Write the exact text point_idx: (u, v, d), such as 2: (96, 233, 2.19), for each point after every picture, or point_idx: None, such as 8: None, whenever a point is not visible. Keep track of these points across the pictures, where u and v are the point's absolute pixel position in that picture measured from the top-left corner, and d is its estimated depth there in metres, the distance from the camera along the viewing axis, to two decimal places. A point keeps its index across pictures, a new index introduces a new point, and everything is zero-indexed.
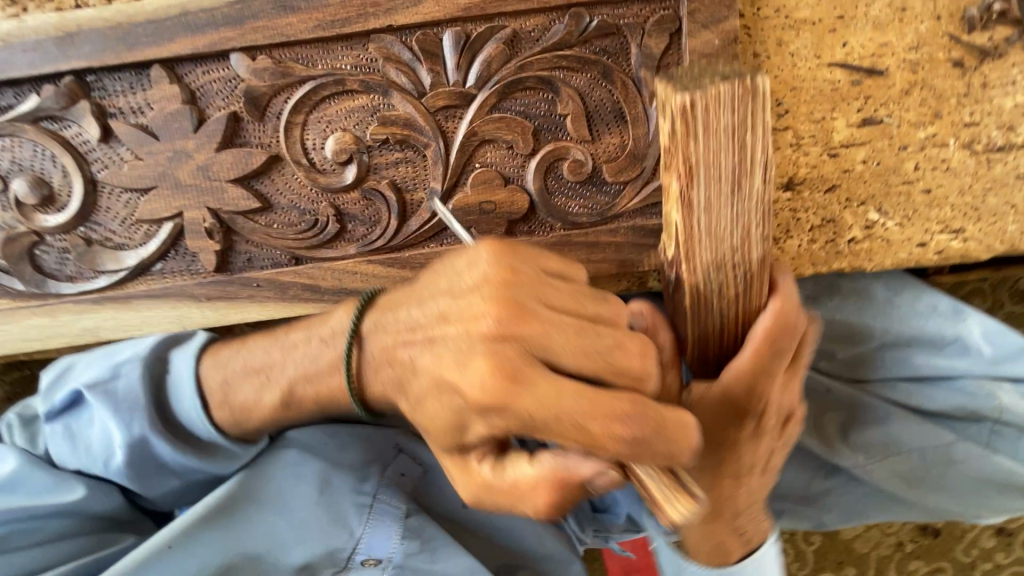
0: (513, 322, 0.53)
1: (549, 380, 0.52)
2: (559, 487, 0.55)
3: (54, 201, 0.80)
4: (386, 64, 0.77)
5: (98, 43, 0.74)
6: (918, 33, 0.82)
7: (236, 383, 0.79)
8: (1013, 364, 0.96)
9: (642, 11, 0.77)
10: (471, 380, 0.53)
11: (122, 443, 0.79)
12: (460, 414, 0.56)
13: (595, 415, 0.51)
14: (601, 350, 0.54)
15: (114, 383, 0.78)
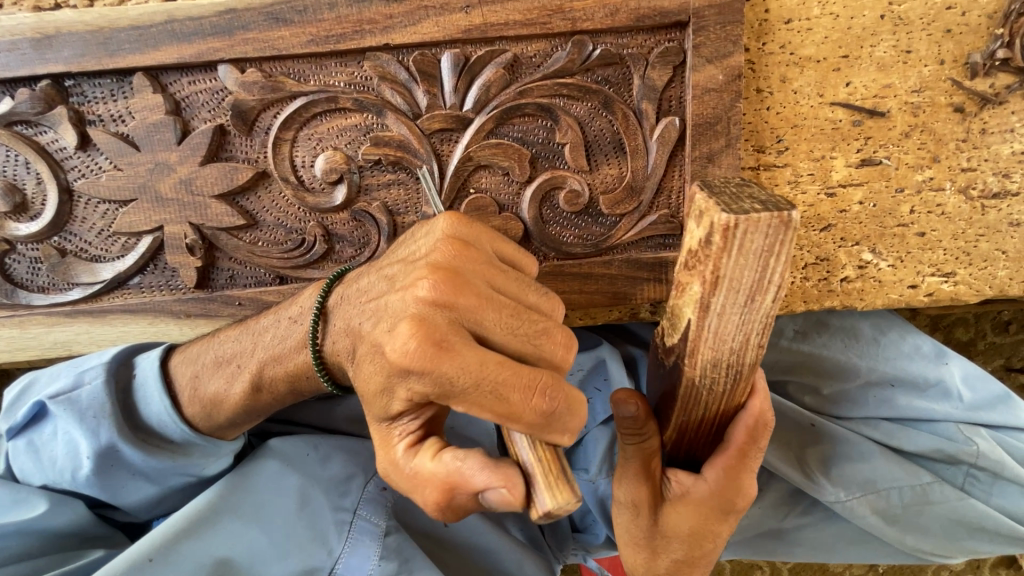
0: (495, 366, 0.51)
1: (477, 349, 0.52)
2: (450, 486, 0.53)
3: (27, 209, 0.76)
4: (381, 82, 0.74)
5: (77, 48, 0.70)
6: (921, 76, 0.82)
7: (205, 377, 0.77)
8: (988, 413, 1.00)
9: (646, 42, 0.75)
10: (396, 344, 0.53)
11: (90, 451, 0.76)
12: (388, 377, 0.55)
13: (515, 385, 0.52)
14: (528, 336, 0.55)
15: (77, 392, 0.76)
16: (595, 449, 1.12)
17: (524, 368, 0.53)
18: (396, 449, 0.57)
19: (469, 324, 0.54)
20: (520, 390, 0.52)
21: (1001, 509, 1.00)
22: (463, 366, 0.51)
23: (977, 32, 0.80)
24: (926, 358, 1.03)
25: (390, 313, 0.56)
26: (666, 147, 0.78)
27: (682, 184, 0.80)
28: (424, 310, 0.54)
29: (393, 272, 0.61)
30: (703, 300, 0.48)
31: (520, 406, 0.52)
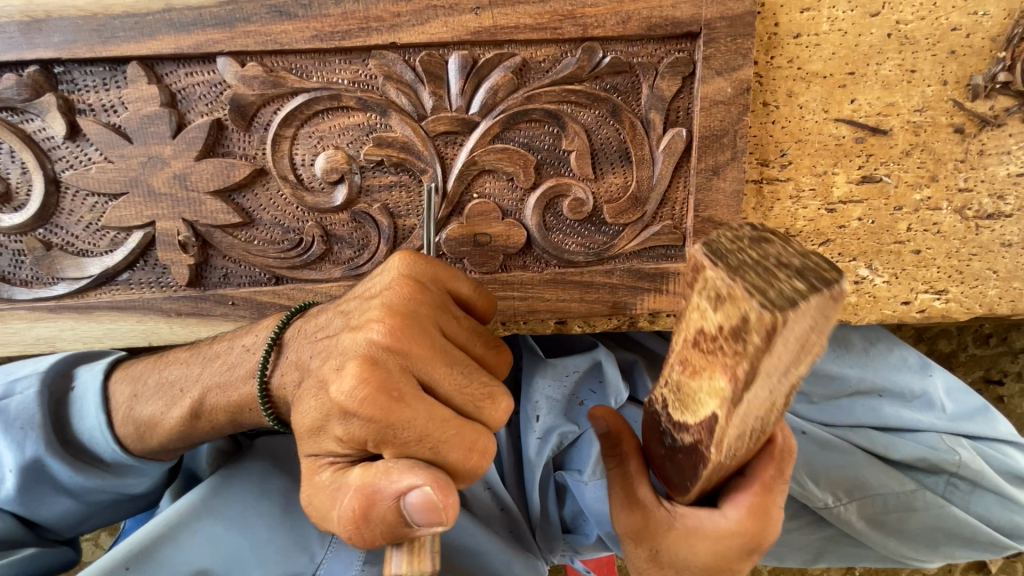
0: (437, 421, 0.54)
1: (424, 404, 0.54)
2: (361, 501, 0.52)
3: (11, 199, 0.73)
4: (386, 82, 0.72)
5: (69, 33, 0.67)
6: (924, 96, 0.82)
7: (145, 398, 0.77)
8: (968, 423, 1.04)
9: (657, 51, 0.74)
10: (343, 386, 0.53)
11: (14, 465, 0.75)
12: (326, 415, 0.56)
13: (456, 443, 0.55)
14: (474, 394, 0.58)
15: (6, 401, 0.76)
16: (588, 452, 1.12)
17: (464, 427, 0.55)
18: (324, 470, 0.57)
19: (417, 373, 0.56)
20: (459, 447, 0.54)
21: (979, 514, 1.03)
22: (410, 417, 0.53)
23: (981, 54, 0.81)
24: (911, 371, 1.07)
25: (336, 351, 0.58)
26: (672, 157, 0.77)
27: (686, 196, 0.80)
28: (376, 352, 0.55)
29: (348, 307, 0.63)
30: (733, 396, 0.48)
31: (458, 461, 0.55)
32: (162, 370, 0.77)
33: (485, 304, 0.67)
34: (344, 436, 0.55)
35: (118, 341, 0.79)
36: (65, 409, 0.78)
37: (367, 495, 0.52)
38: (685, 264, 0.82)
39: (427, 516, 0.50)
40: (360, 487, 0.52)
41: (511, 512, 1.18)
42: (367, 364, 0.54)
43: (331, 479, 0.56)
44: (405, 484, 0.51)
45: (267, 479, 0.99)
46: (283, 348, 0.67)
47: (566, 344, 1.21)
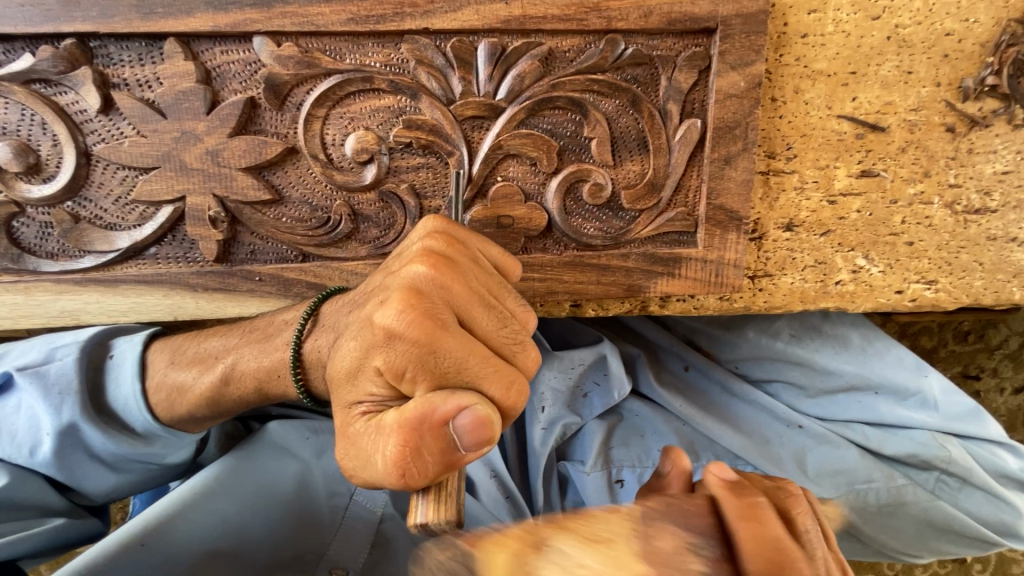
0: (474, 360, 0.58)
1: (462, 338, 0.58)
2: (411, 430, 0.55)
3: (40, 171, 0.74)
4: (418, 66, 0.75)
5: (108, 8, 0.69)
6: (919, 96, 0.88)
7: (180, 365, 0.83)
8: (962, 423, 1.07)
9: (675, 45, 0.78)
10: (389, 316, 0.58)
11: (52, 427, 0.81)
12: (367, 349, 0.60)
13: (491, 380, 0.58)
14: (508, 338, 0.61)
15: (47, 366, 0.82)
16: (590, 442, 1.16)
17: (503, 366, 0.59)
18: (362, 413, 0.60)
19: (459, 311, 0.59)
20: (499, 384, 0.58)
21: (968, 511, 1.08)
22: (455, 348, 0.57)
23: (971, 58, 0.87)
24: (907, 370, 1.09)
25: (377, 294, 0.61)
26: (688, 147, 0.81)
27: (699, 184, 0.84)
28: (420, 289, 0.59)
29: (386, 263, 0.66)
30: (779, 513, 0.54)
31: (499, 398, 0.58)
32: (200, 342, 0.84)
33: (510, 266, 0.67)
34: (385, 367, 0.58)
35: (144, 316, 0.80)
36: (100, 376, 0.84)
37: (414, 426, 0.55)
38: (696, 250, 0.86)
39: (476, 435, 0.54)
40: (404, 422, 0.55)
41: (515, 499, 1.17)
42: (416, 296, 0.58)
43: (369, 426, 0.59)
44: (454, 407, 0.55)
45: (281, 456, 1.03)
46: (326, 322, 0.70)
47: (570, 335, 1.22)
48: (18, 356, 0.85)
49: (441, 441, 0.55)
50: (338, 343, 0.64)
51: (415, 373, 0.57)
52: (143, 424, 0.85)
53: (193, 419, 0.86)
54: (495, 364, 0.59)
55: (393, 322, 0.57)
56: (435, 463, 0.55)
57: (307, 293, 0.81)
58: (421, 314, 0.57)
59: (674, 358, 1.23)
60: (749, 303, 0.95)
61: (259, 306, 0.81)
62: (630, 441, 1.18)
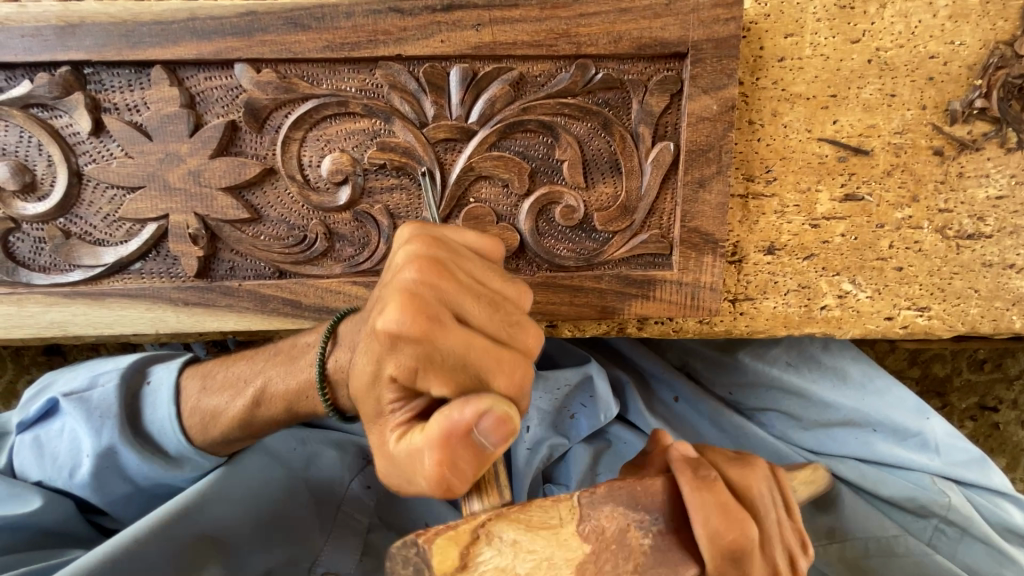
0: (479, 350, 0.56)
1: (460, 331, 0.56)
2: (444, 448, 0.53)
3: (36, 189, 0.78)
4: (392, 91, 0.77)
5: (101, 38, 0.73)
6: (904, 119, 0.86)
7: (210, 391, 0.86)
8: (965, 470, 1.02)
9: (646, 69, 0.79)
10: (388, 323, 0.56)
11: (90, 451, 0.84)
12: (377, 359, 0.58)
13: (498, 369, 0.56)
14: (503, 322, 0.59)
15: (90, 392, 0.86)
16: (576, 466, 1.15)
17: (503, 353, 0.57)
18: (391, 432, 0.59)
19: (452, 305, 0.58)
20: (503, 374, 0.56)
21: (965, 565, 1.02)
22: (453, 342, 0.55)
23: (958, 81, 0.85)
24: (909, 411, 1.05)
25: (375, 306, 0.60)
26: (660, 169, 0.81)
27: (673, 207, 0.84)
28: (411, 291, 0.57)
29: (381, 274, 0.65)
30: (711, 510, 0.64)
31: (505, 388, 0.56)
32: (228, 366, 0.87)
33: (490, 245, 0.65)
34: (396, 373, 0.57)
35: (127, 329, 0.83)
36: (137, 401, 0.88)
37: (443, 443, 0.53)
38: (671, 272, 0.85)
39: (501, 435, 0.52)
40: (432, 442, 0.53)
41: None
42: (410, 297, 0.56)
43: (402, 447, 0.57)
44: (471, 415, 0.52)
45: (270, 464, 0.99)
46: (341, 337, 0.71)
47: (560, 356, 1.21)
48: (61, 384, 0.89)
49: (472, 452, 0.53)
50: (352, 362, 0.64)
51: (431, 385, 0.57)
52: (175, 448, 0.87)
53: (227, 442, 0.88)
54: (497, 354, 0.56)
55: (394, 330, 0.56)
56: (473, 469, 0.54)
57: (283, 309, 0.83)
58: (417, 314, 0.56)
59: (664, 387, 1.21)
60: (730, 327, 0.93)
61: (236, 320, 0.83)
62: (617, 469, 1.16)
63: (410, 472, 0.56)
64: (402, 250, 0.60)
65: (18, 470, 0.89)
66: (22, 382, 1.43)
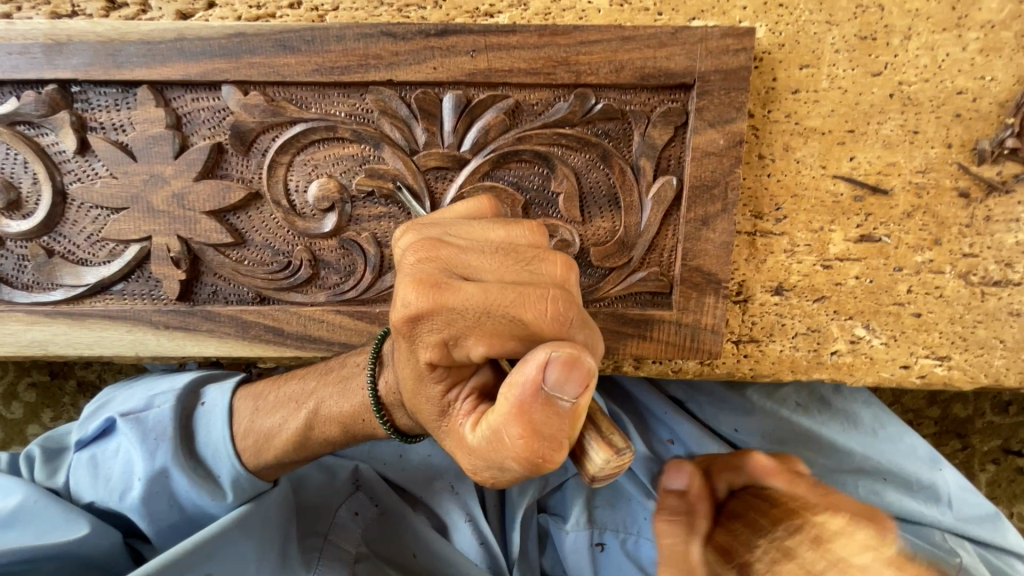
0: (497, 290, 0.49)
1: (473, 285, 0.50)
2: (524, 415, 0.47)
3: (20, 207, 0.77)
4: (381, 117, 0.74)
5: (87, 57, 0.71)
6: (927, 158, 0.80)
7: (265, 412, 0.78)
8: (978, 527, 0.95)
9: (649, 101, 0.75)
10: (401, 312, 0.51)
11: (142, 474, 0.76)
12: (411, 355, 0.54)
13: (524, 305, 0.49)
14: (518, 263, 0.52)
15: (145, 413, 0.79)
16: (575, 499, 1.06)
17: (527, 288, 0.50)
18: (465, 428, 0.54)
19: (458, 267, 0.52)
20: (531, 306, 0.49)
21: None
22: (469, 296, 0.49)
23: (987, 119, 0.79)
24: (920, 461, 0.99)
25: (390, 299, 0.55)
26: (662, 205, 0.77)
27: (674, 245, 0.79)
28: (413, 272, 0.52)
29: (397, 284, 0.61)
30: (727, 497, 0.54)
31: (540, 322, 0.49)
32: (281, 385, 0.80)
33: (482, 208, 0.61)
34: (433, 356, 0.52)
35: (106, 350, 0.81)
36: (191, 419, 0.81)
37: (519, 408, 0.47)
38: (671, 312, 0.81)
39: (574, 379, 0.45)
40: (508, 415, 0.47)
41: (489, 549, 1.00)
42: (412, 276, 0.52)
43: (481, 435, 0.52)
44: (534, 368, 0.45)
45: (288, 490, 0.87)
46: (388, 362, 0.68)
47: None
48: (121, 401, 0.83)
49: (557, 411, 0.46)
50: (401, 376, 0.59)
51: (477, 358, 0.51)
52: (229, 472, 0.79)
53: (281, 467, 0.80)
54: (522, 291, 0.49)
55: (409, 308, 0.51)
56: (564, 431, 0.48)
57: (264, 337, 0.81)
58: (422, 283, 0.51)
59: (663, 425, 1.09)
60: (732, 370, 0.88)
61: (217, 345, 0.81)
62: (617, 503, 1.08)
63: (500, 458, 0.50)
64: (399, 247, 0.57)
65: (69, 491, 0.82)
66: (23, 385, 1.45)
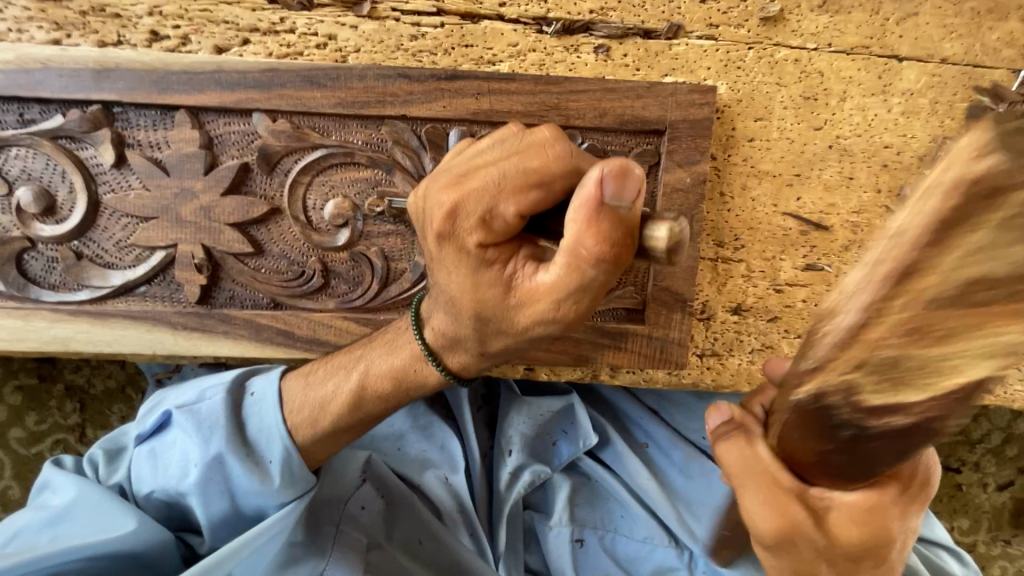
0: (504, 160, 0.59)
1: (486, 169, 0.59)
2: (592, 226, 0.54)
3: (54, 213, 0.84)
4: (395, 146, 0.84)
5: (132, 82, 0.80)
6: (861, 200, 0.94)
7: (318, 382, 0.82)
8: None
9: (628, 142, 0.87)
10: (441, 221, 0.59)
11: (198, 460, 0.81)
12: (463, 254, 0.61)
13: (529, 159, 0.59)
14: (511, 142, 0.62)
15: (198, 404, 0.85)
16: (555, 495, 1.21)
17: (524, 149, 0.60)
18: (540, 281, 0.59)
19: (467, 168, 0.61)
20: (536, 155, 0.59)
21: None
22: (487, 175, 0.59)
23: (910, 170, 0.94)
24: None
25: (420, 222, 0.63)
26: None
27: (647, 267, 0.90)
28: (434, 191, 0.61)
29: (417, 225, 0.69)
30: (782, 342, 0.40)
31: (547, 165, 0.58)
32: (331, 358, 0.84)
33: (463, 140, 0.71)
34: (484, 237, 0.59)
35: (124, 347, 0.87)
36: (241, 405, 0.85)
37: (589, 223, 0.54)
38: (643, 326, 0.91)
39: (629, 181, 0.52)
40: (580, 230, 0.55)
41: (477, 539, 1.14)
42: (438, 190, 0.60)
43: (557, 271, 0.58)
44: (593, 184, 0.53)
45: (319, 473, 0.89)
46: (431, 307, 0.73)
47: (540, 388, 1.27)
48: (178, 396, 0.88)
49: (621, 205, 0.53)
50: (453, 288, 0.64)
51: (514, 222, 0.59)
52: (280, 457, 0.82)
53: (329, 438, 0.82)
54: (517, 150, 0.60)
55: (444, 207, 0.59)
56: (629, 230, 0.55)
57: (276, 339, 0.88)
58: (446, 185, 0.60)
59: (639, 430, 1.27)
60: (697, 380, 0.98)
61: (230, 346, 0.88)
62: (595, 502, 1.22)
63: (585, 279, 0.57)
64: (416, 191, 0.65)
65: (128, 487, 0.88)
66: (8, 388, 1.45)
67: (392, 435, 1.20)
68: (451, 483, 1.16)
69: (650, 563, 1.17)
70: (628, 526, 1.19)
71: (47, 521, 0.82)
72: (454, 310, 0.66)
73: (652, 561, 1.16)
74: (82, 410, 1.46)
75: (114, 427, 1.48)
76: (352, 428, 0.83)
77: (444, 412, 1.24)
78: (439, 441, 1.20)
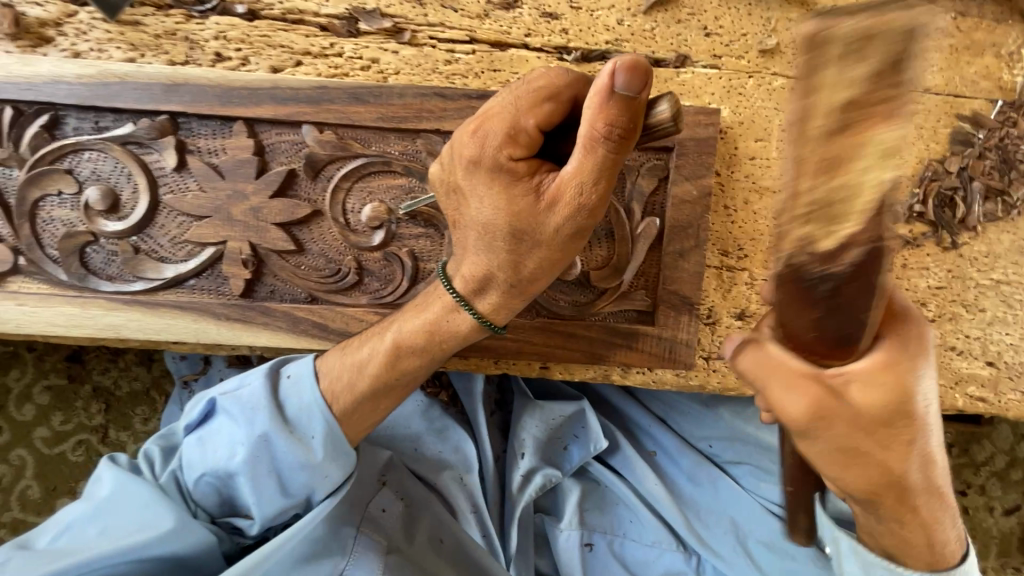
0: (520, 87, 0.70)
1: (504, 100, 0.71)
2: (603, 114, 0.61)
3: (118, 210, 0.92)
4: (428, 157, 0.93)
5: (198, 96, 0.90)
6: None
7: (355, 347, 0.89)
8: None
9: (639, 157, 0.95)
10: (472, 147, 0.71)
11: (245, 441, 0.87)
12: (493, 171, 0.70)
13: (536, 82, 0.70)
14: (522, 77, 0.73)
15: (241, 390, 0.90)
16: (566, 500, 1.23)
17: (533, 76, 0.71)
18: (563, 177, 0.66)
19: (490, 104, 0.73)
20: (544, 77, 0.70)
21: None
22: (506, 101, 0.70)
23: (899, 188, 1.02)
24: None
25: (451, 162, 0.75)
26: (647, 239, 0.96)
27: (657, 271, 0.97)
28: (464, 127, 0.73)
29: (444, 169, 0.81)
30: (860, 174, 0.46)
31: (553, 83, 0.69)
32: (365, 329, 0.92)
33: None
34: (512, 151, 0.69)
35: (172, 336, 0.94)
36: (277, 387, 0.90)
37: (600, 108, 0.61)
38: (653, 327, 0.97)
39: (639, 70, 0.58)
40: (592, 119, 0.62)
41: (490, 540, 1.18)
42: (469, 125, 0.72)
43: (577, 163, 0.65)
44: (605, 77, 0.59)
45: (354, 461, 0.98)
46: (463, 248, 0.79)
47: (552, 392, 1.30)
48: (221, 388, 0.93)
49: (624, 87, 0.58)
50: (484, 212, 0.73)
51: (523, 141, 0.70)
52: (323, 432, 0.87)
53: (364, 403, 0.89)
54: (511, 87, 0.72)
55: (472, 135, 0.71)
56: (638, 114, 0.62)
57: (311, 331, 0.95)
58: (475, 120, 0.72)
59: (648, 437, 1.30)
60: (704, 382, 1.03)
61: (268, 337, 0.94)
62: (604, 507, 1.24)
63: (603, 165, 0.64)
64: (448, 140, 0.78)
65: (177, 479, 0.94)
66: (38, 387, 1.51)
67: (409, 436, 1.23)
68: (466, 483, 1.20)
69: (659, 568, 1.20)
70: (637, 531, 1.22)
71: (93, 514, 0.88)
72: (487, 233, 0.74)
73: (661, 565, 1.20)
74: (109, 411, 1.51)
75: (137, 429, 1.53)
76: (388, 388, 0.89)
77: (458, 416, 1.28)
78: (454, 443, 1.23)
